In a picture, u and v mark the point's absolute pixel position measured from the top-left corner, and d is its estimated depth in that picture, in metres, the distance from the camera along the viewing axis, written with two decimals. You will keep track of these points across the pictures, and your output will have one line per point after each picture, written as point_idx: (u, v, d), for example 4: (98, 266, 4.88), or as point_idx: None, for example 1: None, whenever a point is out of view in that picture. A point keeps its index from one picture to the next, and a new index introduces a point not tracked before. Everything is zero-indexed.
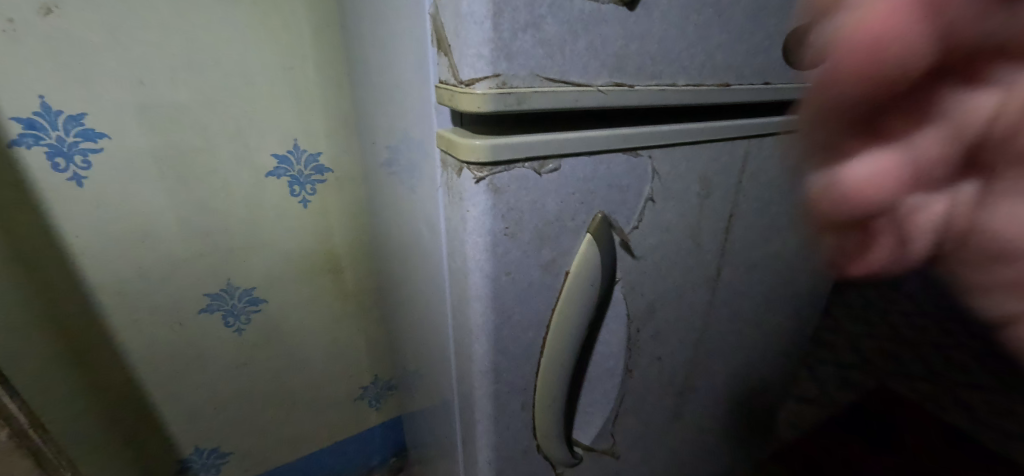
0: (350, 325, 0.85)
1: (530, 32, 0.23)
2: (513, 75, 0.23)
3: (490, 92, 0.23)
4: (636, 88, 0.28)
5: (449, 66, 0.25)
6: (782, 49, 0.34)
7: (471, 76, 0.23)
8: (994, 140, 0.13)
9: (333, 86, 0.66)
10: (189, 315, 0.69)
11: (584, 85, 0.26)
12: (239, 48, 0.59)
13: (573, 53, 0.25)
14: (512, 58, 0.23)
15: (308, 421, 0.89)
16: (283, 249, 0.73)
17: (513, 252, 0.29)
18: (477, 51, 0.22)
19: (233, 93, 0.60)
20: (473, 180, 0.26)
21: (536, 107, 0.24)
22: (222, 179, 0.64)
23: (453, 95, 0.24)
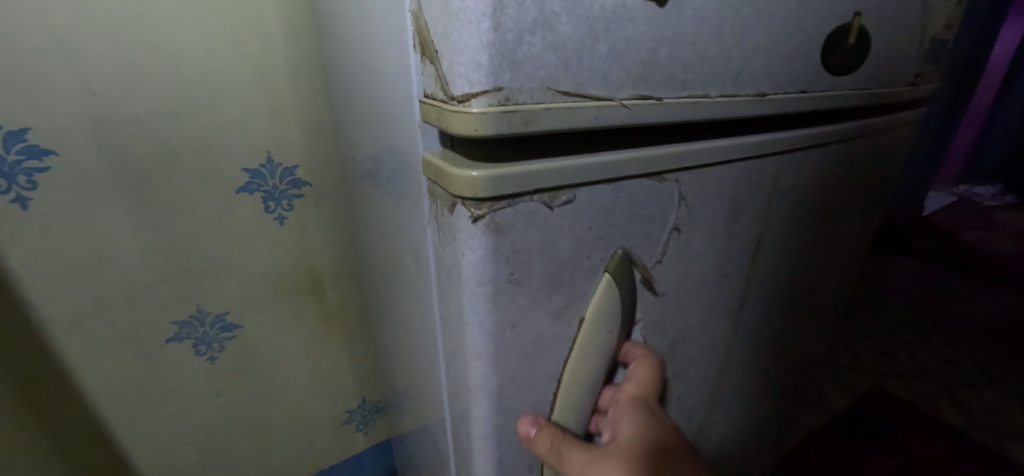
0: (334, 347, 0.79)
1: (541, 34, 0.19)
2: (519, 90, 0.19)
3: (491, 111, 0.19)
4: (665, 101, 0.24)
5: (437, 78, 0.21)
6: (816, 50, 0.30)
7: (465, 90, 0.19)
8: (578, 460, 0.30)
9: (310, 93, 0.61)
10: (155, 345, 0.63)
11: (605, 98, 0.22)
12: (202, 53, 0.53)
13: (592, 59, 0.20)
14: (518, 67, 0.19)
15: (290, 450, 0.83)
16: (259, 270, 0.67)
17: (520, 300, 0.25)
18: (474, 59, 0.18)
19: (198, 103, 0.55)
20: (470, 220, 0.21)
21: (546, 127, 0.20)
22: (188, 197, 0.58)
23: (445, 114, 0.20)
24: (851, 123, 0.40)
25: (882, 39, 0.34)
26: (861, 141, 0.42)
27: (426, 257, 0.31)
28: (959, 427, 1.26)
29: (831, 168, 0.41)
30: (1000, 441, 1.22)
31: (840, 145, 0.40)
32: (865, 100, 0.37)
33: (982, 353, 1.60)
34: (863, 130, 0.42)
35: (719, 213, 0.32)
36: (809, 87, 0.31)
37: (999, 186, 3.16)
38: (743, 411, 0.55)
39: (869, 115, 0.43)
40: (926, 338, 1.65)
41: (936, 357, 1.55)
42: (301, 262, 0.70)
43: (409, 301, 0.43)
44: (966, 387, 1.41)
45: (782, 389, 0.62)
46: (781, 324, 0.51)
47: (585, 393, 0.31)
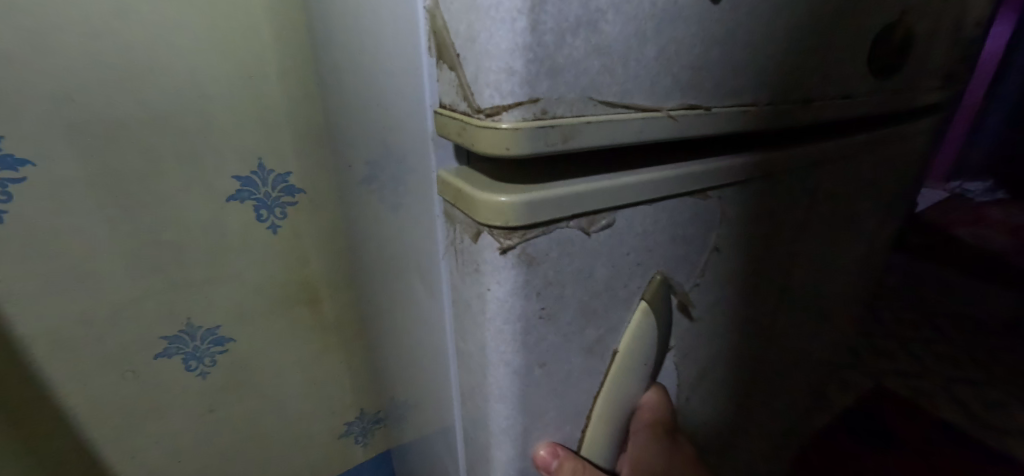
0: (330, 357, 0.76)
1: (584, 34, 0.16)
2: (557, 100, 0.17)
3: (526, 126, 0.16)
4: (714, 110, 0.22)
5: (461, 88, 0.18)
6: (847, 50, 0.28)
7: (495, 102, 0.17)
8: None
9: (304, 96, 0.58)
10: (142, 362, 0.60)
11: (651, 109, 0.20)
12: (189, 55, 0.51)
13: (639, 64, 0.18)
14: (558, 74, 0.16)
15: (287, 464, 0.80)
16: (252, 281, 0.64)
17: (551, 337, 0.24)
18: (507, 65, 0.16)
19: (185, 108, 0.52)
20: (499, 251, 0.20)
21: (585, 143, 0.18)
22: (177, 207, 0.55)
23: (470, 130, 0.18)
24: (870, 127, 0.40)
25: (916, 41, 0.33)
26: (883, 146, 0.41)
27: (436, 275, 0.29)
28: (960, 425, 1.25)
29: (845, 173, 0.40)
30: (1000, 439, 1.22)
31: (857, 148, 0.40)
32: (894, 105, 0.36)
33: (979, 349, 1.60)
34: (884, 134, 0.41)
35: (751, 230, 0.32)
36: (851, 92, 0.31)
37: (989, 182, 3.18)
38: (760, 423, 0.54)
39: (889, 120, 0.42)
40: (926, 336, 1.65)
41: (935, 354, 1.55)
42: (296, 271, 0.67)
43: (413, 317, 0.40)
44: (964, 384, 1.41)
45: (797, 398, 0.61)
46: (799, 334, 0.49)
47: (615, 418, 0.30)
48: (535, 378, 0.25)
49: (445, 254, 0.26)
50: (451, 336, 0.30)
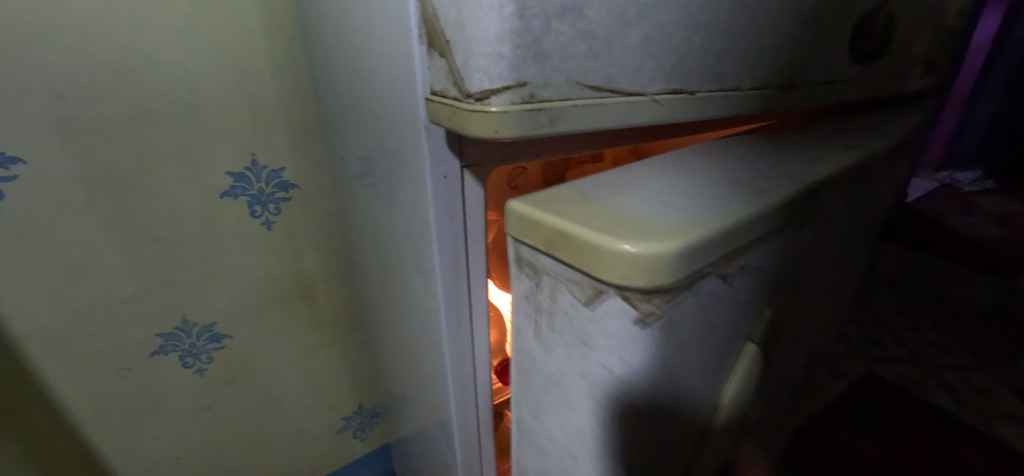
0: (327, 353, 0.76)
1: (571, 19, 0.17)
2: (543, 85, 0.18)
3: (516, 109, 0.17)
4: (696, 94, 0.24)
5: (450, 75, 0.19)
6: (827, 39, 0.29)
7: (485, 87, 0.18)
8: None
9: (296, 91, 0.58)
10: (138, 359, 0.60)
11: (636, 93, 0.21)
12: (180, 51, 0.50)
13: (624, 50, 0.19)
14: (545, 59, 0.17)
15: (286, 460, 0.81)
16: (248, 278, 0.64)
17: (673, 385, 0.24)
18: (495, 50, 0.17)
19: (177, 104, 0.52)
20: (637, 319, 0.20)
21: (572, 125, 0.19)
22: (170, 204, 0.55)
23: (460, 113, 0.19)
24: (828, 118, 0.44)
25: (897, 29, 0.35)
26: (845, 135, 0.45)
27: (427, 260, 0.30)
28: (949, 410, 1.27)
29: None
30: (989, 423, 1.24)
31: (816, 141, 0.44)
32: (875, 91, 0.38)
33: (969, 336, 1.62)
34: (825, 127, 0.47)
35: (819, 246, 0.34)
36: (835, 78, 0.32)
37: (978, 172, 3.22)
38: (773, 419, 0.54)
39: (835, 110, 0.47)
40: (917, 324, 1.67)
41: (926, 341, 1.57)
42: (291, 267, 0.67)
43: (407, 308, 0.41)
44: (953, 370, 1.43)
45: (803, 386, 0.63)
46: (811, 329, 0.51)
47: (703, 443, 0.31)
48: (650, 430, 0.24)
49: (538, 306, 0.25)
50: (445, 323, 0.31)
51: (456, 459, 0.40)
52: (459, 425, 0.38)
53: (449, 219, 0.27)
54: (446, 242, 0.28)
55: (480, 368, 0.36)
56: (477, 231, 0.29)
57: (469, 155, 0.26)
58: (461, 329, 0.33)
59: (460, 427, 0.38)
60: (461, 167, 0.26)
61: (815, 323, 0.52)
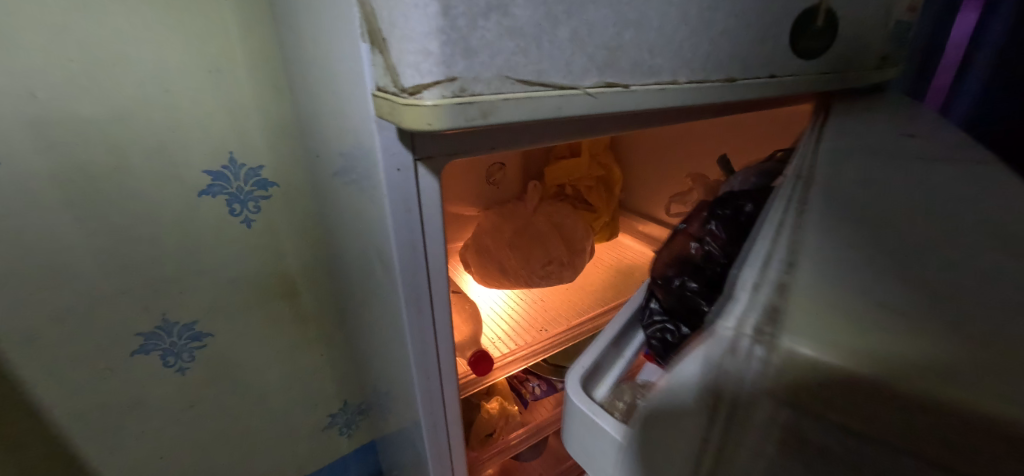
0: (311, 351, 0.76)
1: (496, 17, 0.20)
2: (473, 79, 0.21)
3: (445, 103, 0.20)
4: (631, 87, 0.26)
5: (387, 70, 0.22)
6: (761, 35, 0.32)
7: (416, 82, 0.20)
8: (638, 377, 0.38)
9: (273, 90, 0.58)
10: (118, 359, 0.60)
11: (568, 87, 0.23)
12: (154, 49, 0.50)
13: (553, 45, 0.22)
14: (472, 54, 0.20)
15: (272, 458, 0.81)
16: (228, 276, 0.64)
17: None
18: (424, 47, 0.19)
19: (152, 103, 0.52)
20: None
21: (503, 117, 0.22)
22: (147, 203, 0.55)
23: (395, 107, 0.21)
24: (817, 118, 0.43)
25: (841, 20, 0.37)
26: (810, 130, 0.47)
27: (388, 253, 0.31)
28: None
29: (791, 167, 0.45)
30: None
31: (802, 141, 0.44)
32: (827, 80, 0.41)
33: None
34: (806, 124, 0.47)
35: None
36: (778, 72, 0.35)
37: None
38: None
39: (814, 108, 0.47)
40: None
41: None
42: (273, 265, 0.67)
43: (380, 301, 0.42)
44: None
45: None
46: None
47: None
48: None
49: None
50: (405, 314, 0.33)
51: (426, 449, 0.42)
52: (426, 415, 0.40)
53: (404, 211, 0.29)
54: (403, 234, 0.29)
55: (444, 358, 0.38)
56: (432, 222, 0.31)
57: (421, 148, 0.27)
58: (422, 319, 0.34)
59: (428, 417, 0.40)
60: (414, 161, 0.28)
61: None
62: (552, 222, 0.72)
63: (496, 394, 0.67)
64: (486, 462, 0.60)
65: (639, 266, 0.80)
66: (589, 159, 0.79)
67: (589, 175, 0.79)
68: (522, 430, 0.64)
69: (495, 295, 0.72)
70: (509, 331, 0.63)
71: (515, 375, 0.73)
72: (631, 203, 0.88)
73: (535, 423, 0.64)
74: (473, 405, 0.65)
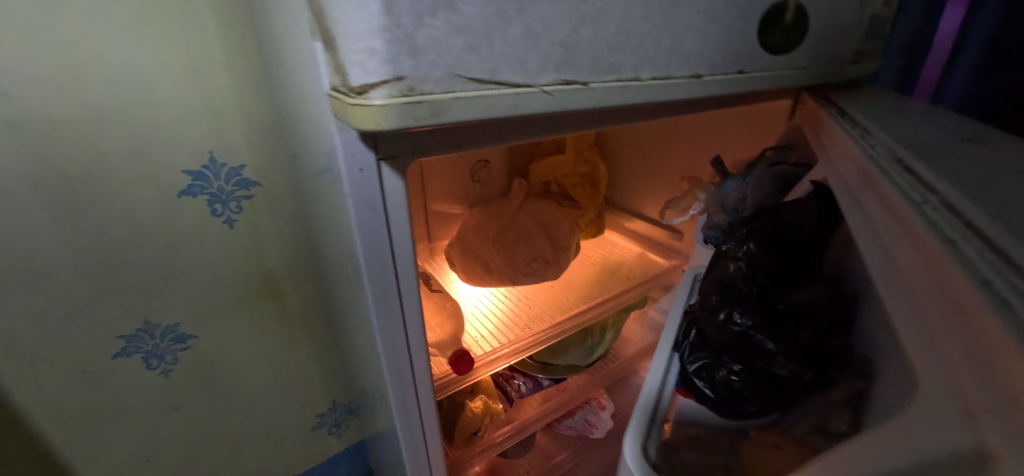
0: (298, 352, 0.76)
1: (442, 17, 0.22)
2: (422, 78, 0.23)
3: (392, 102, 0.22)
4: (591, 84, 0.28)
5: (336, 72, 0.23)
6: (722, 31, 0.33)
7: (364, 81, 0.22)
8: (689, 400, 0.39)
9: (253, 88, 0.57)
10: (100, 362, 0.59)
11: (523, 85, 0.26)
12: (129, 47, 0.49)
13: (508, 44, 0.25)
14: (420, 53, 0.22)
15: (260, 458, 0.80)
16: (212, 277, 0.63)
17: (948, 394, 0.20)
18: (368, 45, 0.21)
19: (129, 102, 0.51)
20: None
21: (454, 115, 0.24)
22: (127, 203, 0.54)
23: (346, 106, 0.23)
24: (833, 118, 0.41)
25: (811, 14, 0.38)
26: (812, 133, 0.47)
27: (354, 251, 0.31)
28: None
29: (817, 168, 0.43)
30: None
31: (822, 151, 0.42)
32: (799, 73, 0.41)
33: None
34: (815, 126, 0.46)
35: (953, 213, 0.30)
36: (745, 67, 0.37)
37: None
38: None
39: (819, 108, 0.45)
40: None
41: None
42: (255, 265, 0.66)
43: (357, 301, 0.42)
44: None
45: None
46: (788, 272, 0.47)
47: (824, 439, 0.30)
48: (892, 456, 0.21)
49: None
50: (373, 313, 0.33)
51: (399, 443, 0.43)
52: (400, 413, 0.41)
53: (369, 211, 0.29)
54: (369, 234, 0.30)
55: (417, 358, 0.38)
56: (398, 222, 0.31)
57: (384, 148, 0.28)
58: (392, 319, 0.34)
59: (402, 415, 0.41)
60: (376, 160, 0.28)
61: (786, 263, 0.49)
62: (536, 219, 0.72)
63: (480, 392, 0.66)
64: (473, 459, 0.63)
65: (626, 263, 0.80)
66: (574, 155, 0.79)
67: (575, 172, 0.79)
68: (507, 427, 0.68)
69: (481, 294, 0.71)
70: (492, 329, 0.62)
71: (500, 373, 0.76)
72: (619, 200, 0.88)
73: (520, 421, 0.69)
74: (457, 403, 0.63)
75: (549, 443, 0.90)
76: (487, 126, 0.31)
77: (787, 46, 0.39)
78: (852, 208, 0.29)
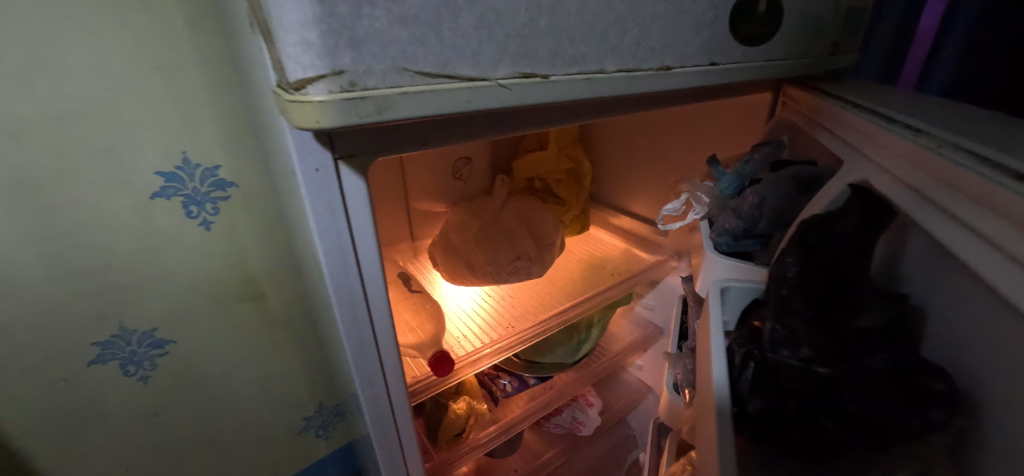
0: (281, 354, 0.74)
1: (382, 8, 0.21)
2: (365, 73, 0.22)
3: (331, 98, 0.21)
4: (551, 78, 0.28)
5: (276, 69, 0.23)
6: (691, 22, 0.33)
7: (301, 77, 0.21)
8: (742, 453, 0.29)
9: (223, 87, 0.55)
10: (74, 370, 0.57)
11: (476, 79, 0.25)
12: (92, 44, 0.47)
13: (456, 36, 0.24)
14: (359, 45, 0.21)
15: (245, 463, 0.79)
16: (188, 281, 0.62)
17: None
18: (302, 38, 0.20)
19: (94, 102, 0.49)
20: None
21: (400, 112, 0.24)
22: (95, 206, 0.52)
23: (286, 103, 0.22)
24: (856, 113, 0.36)
25: (782, 5, 0.38)
26: (824, 130, 0.42)
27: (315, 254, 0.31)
28: None
29: (841, 172, 0.35)
30: None
31: (844, 148, 0.37)
32: (776, 64, 0.41)
33: None
34: (824, 120, 0.41)
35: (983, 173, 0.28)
36: (718, 59, 0.36)
37: None
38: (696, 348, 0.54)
39: (827, 102, 0.41)
40: None
41: None
42: (234, 268, 0.65)
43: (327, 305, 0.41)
44: None
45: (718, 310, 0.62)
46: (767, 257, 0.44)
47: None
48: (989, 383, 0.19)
49: None
50: (339, 318, 0.32)
51: (374, 447, 0.42)
52: (373, 419, 0.40)
53: (328, 213, 0.28)
54: (329, 237, 0.29)
55: (388, 362, 0.37)
56: (361, 225, 0.30)
57: (342, 147, 0.27)
58: (359, 323, 0.34)
59: (375, 420, 0.40)
60: (334, 160, 0.27)
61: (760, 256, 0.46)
62: (519, 216, 0.71)
63: (464, 393, 0.66)
64: (459, 461, 0.62)
65: (612, 259, 0.79)
66: (557, 151, 0.78)
67: (558, 168, 0.79)
68: (492, 428, 0.68)
69: (465, 293, 0.71)
70: (475, 329, 0.62)
71: (486, 373, 0.75)
72: (604, 195, 0.88)
73: (505, 423, 0.69)
74: (440, 405, 0.63)
75: (537, 442, 0.90)
76: (447, 121, 0.30)
77: (762, 37, 0.39)
78: (937, 216, 0.23)
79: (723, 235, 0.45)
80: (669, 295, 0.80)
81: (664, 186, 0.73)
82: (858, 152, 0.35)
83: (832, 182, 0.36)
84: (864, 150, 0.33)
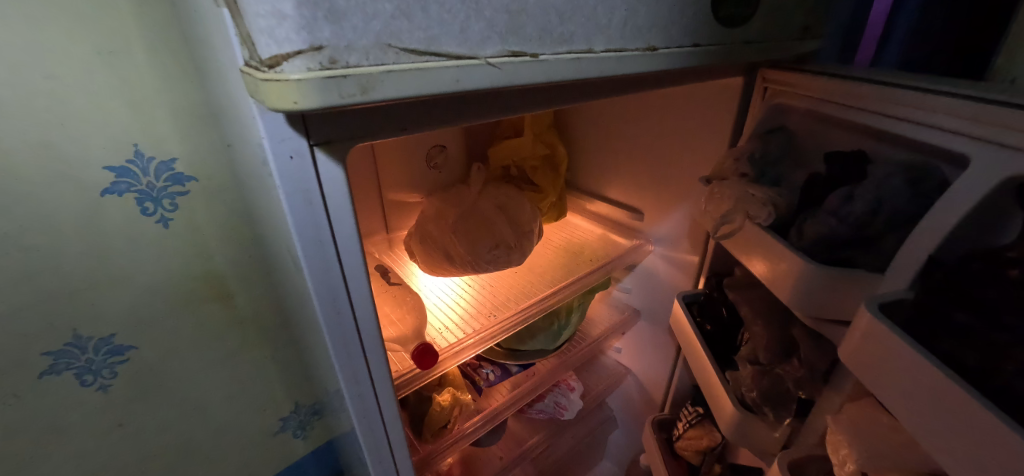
0: (254, 355, 0.71)
1: None
2: (346, 49, 0.21)
3: (311, 77, 0.20)
4: (540, 56, 0.27)
5: (247, 46, 0.21)
6: (670, 5, 0.33)
7: (275, 53, 0.20)
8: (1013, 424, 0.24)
9: (177, 72, 0.51)
10: (25, 383, 0.53)
11: (464, 58, 0.25)
12: (24, 27, 0.43)
13: (442, 15, 0.23)
14: (340, 20, 0.20)
15: (219, 467, 0.76)
16: (148, 282, 0.58)
17: None
18: (275, 8, 0.19)
19: (30, 90, 0.45)
20: None
21: (384, 92, 0.23)
22: (39, 206, 0.48)
23: (258, 82, 0.21)
24: (945, 100, 0.34)
25: None
26: (883, 117, 0.39)
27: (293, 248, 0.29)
28: None
29: (967, 173, 0.32)
30: None
31: (942, 138, 0.34)
32: (753, 48, 0.42)
33: None
34: (890, 109, 0.38)
35: None
36: (698, 41, 0.36)
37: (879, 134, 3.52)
38: (761, 358, 0.52)
39: (882, 89, 0.39)
40: None
41: None
42: (198, 266, 0.61)
43: (301, 299, 0.39)
44: None
45: (755, 298, 0.57)
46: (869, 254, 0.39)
47: None
48: None
49: None
50: (320, 313, 0.31)
51: (362, 445, 0.41)
52: (359, 416, 0.39)
53: (306, 205, 0.27)
54: (307, 229, 0.28)
55: (373, 358, 0.36)
56: (341, 215, 0.29)
57: (318, 134, 0.26)
58: (342, 318, 0.32)
59: (361, 419, 0.40)
60: (310, 146, 0.26)
61: (863, 241, 0.39)
62: (499, 204, 0.71)
63: (447, 385, 0.65)
64: (446, 453, 0.63)
65: (589, 246, 0.81)
66: (533, 138, 0.77)
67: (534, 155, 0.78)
68: (477, 418, 0.68)
69: (444, 284, 0.71)
70: (457, 320, 0.61)
71: (468, 363, 0.75)
72: (580, 182, 0.88)
73: (490, 411, 0.70)
74: (423, 398, 0.63)
75: (520, 429, 0.91)
76: (428, 101, 0.29)
77: (744, 19, 0.40)
78: None
79: (818, 244, 0.40)
80: (653, 279, 0.81)
81: (638, 170, 0.74)
82: (981, 143, 0.32)
83: (957, 182, 0.32)
84: (998, 141, 0.30)
